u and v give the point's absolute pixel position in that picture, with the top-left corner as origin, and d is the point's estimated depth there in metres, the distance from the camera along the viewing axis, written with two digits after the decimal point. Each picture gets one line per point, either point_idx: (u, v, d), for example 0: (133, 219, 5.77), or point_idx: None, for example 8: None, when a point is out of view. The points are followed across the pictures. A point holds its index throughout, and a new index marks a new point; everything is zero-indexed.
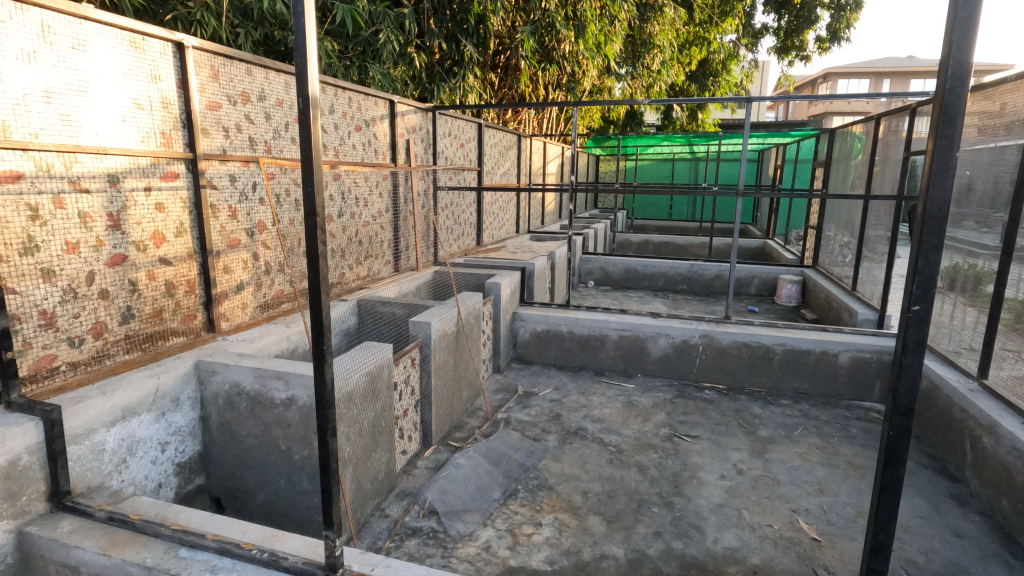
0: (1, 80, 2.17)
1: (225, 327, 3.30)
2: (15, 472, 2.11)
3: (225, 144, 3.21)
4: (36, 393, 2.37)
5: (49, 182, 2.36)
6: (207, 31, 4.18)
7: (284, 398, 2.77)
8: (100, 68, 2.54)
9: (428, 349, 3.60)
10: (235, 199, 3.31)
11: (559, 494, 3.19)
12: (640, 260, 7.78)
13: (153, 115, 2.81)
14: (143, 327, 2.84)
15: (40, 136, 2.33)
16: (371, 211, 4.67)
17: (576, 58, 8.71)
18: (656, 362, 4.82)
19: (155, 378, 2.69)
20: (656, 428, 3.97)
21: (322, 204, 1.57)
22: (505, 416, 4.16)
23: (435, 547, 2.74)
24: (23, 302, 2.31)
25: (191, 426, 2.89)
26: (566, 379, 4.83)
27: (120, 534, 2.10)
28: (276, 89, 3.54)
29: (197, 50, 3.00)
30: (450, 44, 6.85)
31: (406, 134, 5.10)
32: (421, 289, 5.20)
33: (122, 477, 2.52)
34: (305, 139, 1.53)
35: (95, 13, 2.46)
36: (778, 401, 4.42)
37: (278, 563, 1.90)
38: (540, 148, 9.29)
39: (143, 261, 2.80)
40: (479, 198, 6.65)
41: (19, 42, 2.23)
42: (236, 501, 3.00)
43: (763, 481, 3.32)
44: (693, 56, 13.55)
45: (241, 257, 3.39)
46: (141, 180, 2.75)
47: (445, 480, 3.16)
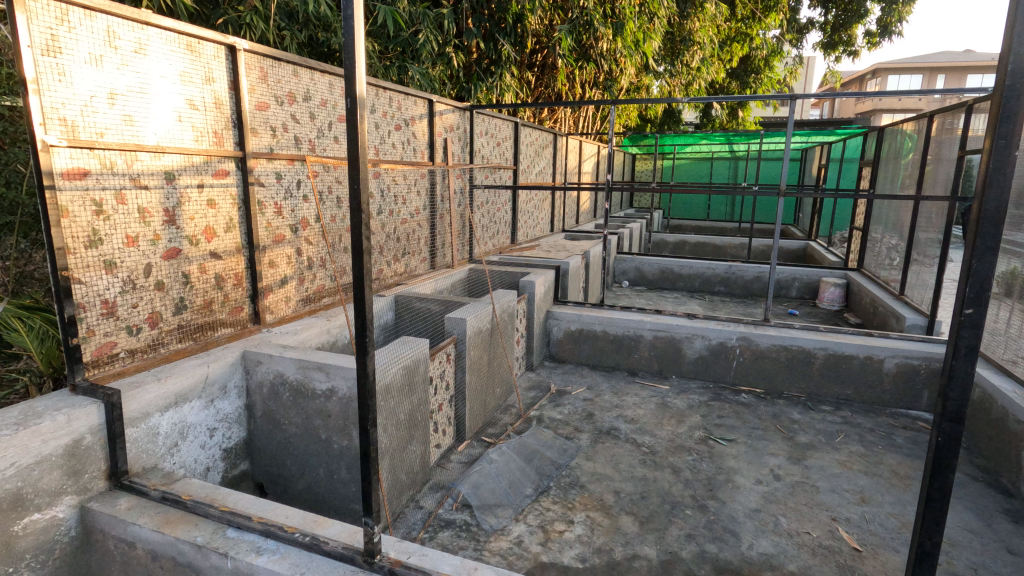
0: (71, 82, 2.31)
1: (270, 319, 3.43)
2: (79, 451, 2.25)
3: (273, 142, 3.33)
4: (98, 377, 2.51)
5: (113, 179, 2.50)
6: (256, 34, 4.33)
7: (325, 389, 2.86)
8: (159, 71, 2.68)
9: (463, 345, 3.65)
10: (281, 196, 3.43)
11: (591, 492, 3.19)
12: (676, 260, 7.68)
13: (206, 115, 2.93)
14: (194, 318, 2.97)
15: (105, 135, 2.46)
16: (410, 209, 4.76)
17: (614, 56, 8.65)
18: (691, 364, 4.75)
19: (205, 366, 2.81)
20: (691, 431, 3.92)
21: (367, 201, 1.62)
22: (538, 413, 4.18)
23: (468, 540, 2.79)
24: (88, 292, 2.45)
25: (237, 413, 3.02)
26: (599, 379, 4.82)
27: (173, 513, 2.21)
28: (320, 89, 3.65)
29: (248, 53, 3.12)
30: (488, 44, 6.92)
31: (444, 133, 5.18)
32: (456, 286, 5.27)
33: (174, 460, 2.66)
34: (352, 138, 1.58)
35: (156, 18, 2.59)
36: (819, 407, 4.31)
37: (319, 547, 1.97)
38: (575, 146, 9.26)
39: (195, 255, 2.93)
40: (514, 196, 6.69)
41: (87, 47, 2.36)
42: (278, 487, 3.11)
43: (801, 488, 3.25)
44: (734, 53, 13.22)
45: (285, 252, 3.51)
46: (195, 177, 2.88)
47: (478, 475, 3.20)
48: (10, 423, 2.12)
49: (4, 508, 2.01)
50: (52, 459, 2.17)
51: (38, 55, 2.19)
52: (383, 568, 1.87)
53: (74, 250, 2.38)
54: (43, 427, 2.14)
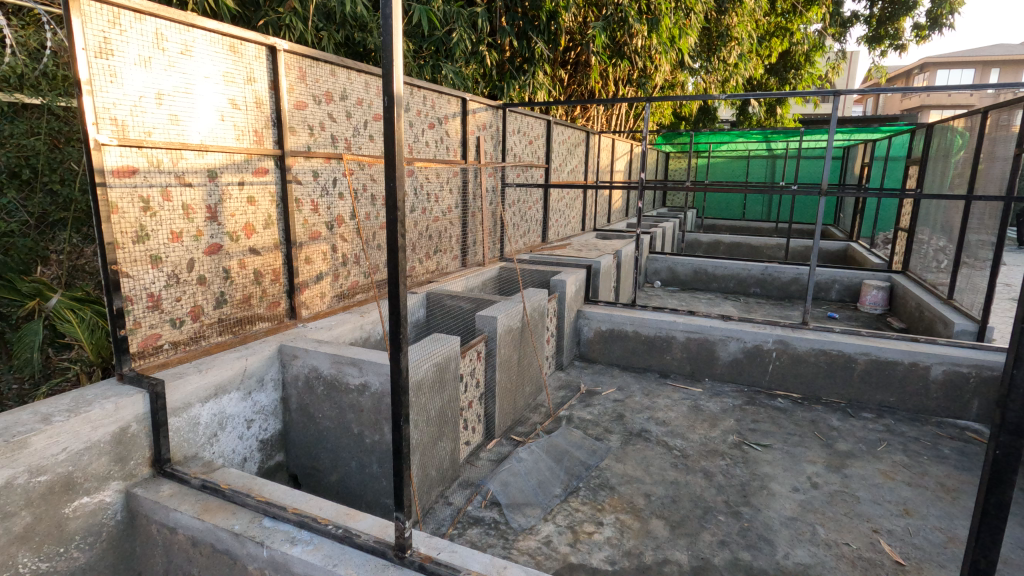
0: (122, 84, 2.40)
1: (305, 315, 3.50)
2: (125, 438, 2.34)
3: (310, 141, 3.39)
4: (144, 367, 2.61)
5: (159, 176, 2.59)
6: (295, 34, 4.43)
7: (358, 384, 2.90)
8: (203, 72, 2.75)
9: (494, 343, 3.65)
10: (317, 194, 3.49)
11: (621, 494, 3.16)
12: (710, 260, 7.53)
13: (247, 114, 3.01)
14: (234, 312, 3.06)
15: (153, 134, 2.55)
16: (442, 207, 4.80)
17: (649, 53, 8.54)
18: (726, 367, 4.65)
19: (243, 359, 2.89)
20: (724, 435, 3.84)
21: (403, 199, 1.63)
22: (567, 413, 4.15)
23: (496, 538, 2.79)
24: (135, 286, 2.54)
25: (273, 405, 3.10)
26: (630, 380, 4.76)
27: (211, 501, 2.28)
28: (357, 89, 3.71)
29: (288, 53, 3.19)
30: (521, 42, 6.92)
31: (476, 131, 5.19)
32: (486, 285, 5.29)
33: (213, 450, 2.74)
34: (389, 137, 1.59)
35: (201, 21, 2.67)
36: (859, 414, 4.16)
37: (351, 540, 1.99)
38: (608, 145, 9.17)
39: (235, 251, 3.02)
40: (546, 195, 6.67)
41: (137, 49, 2.45)
42: (311, 479, 3.17)
43: (840, 497, 3.14)
44: (774, 48, 12.74)
45: (321, 249, 3.58)
46: (236, 174, 2.96)
47: (507, 473, 3.21)
48: (63, 409, 2.22)
49: (56, 491, 2.11)
50: (100, 445, 2.26)
51: (92, 57, 2.27)
52: (413, 563, 1.88)
53: (123, 245, 2.47)
54: (92, 414, 2.23)
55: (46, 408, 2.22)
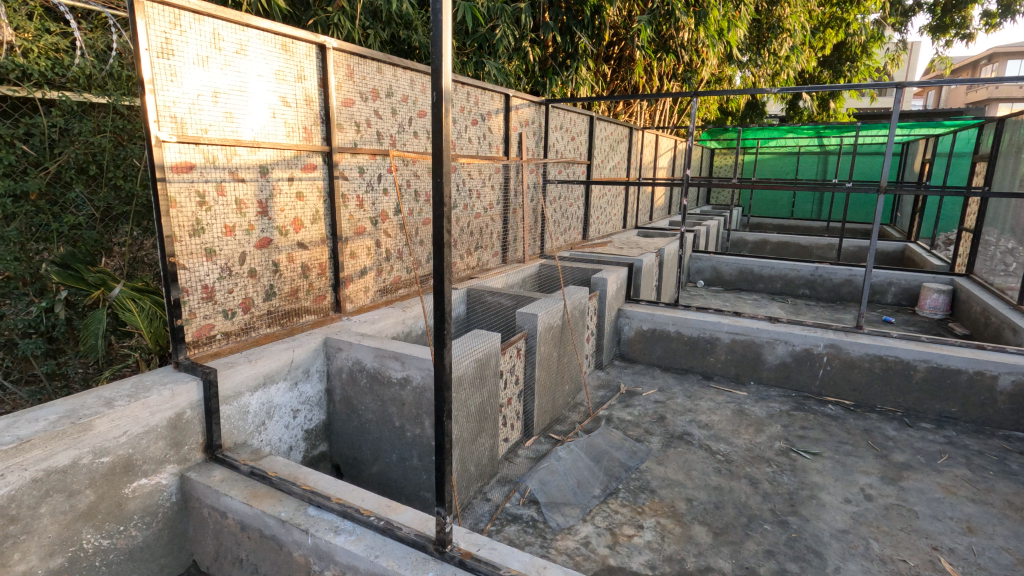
0: (181, 82, 2.49)
1: (350, 308, 3.57)
2: (181, 423, 2.44)
3: (357, 138, 3.45)
4: (198, 356, 2.71)
5: (214, 172, 2.68)
6: (343, 33, 4.51)
7: (400, 377, 2.93)
8: (256, 70, 2.82)
9: (535, 340, 3.63)
10: (363, 189, 3.55)
11: (662, 498, 3.09)
12: (757, 260, 7.29)
13: (297, 111, 3.07)
14: (282, 304, 3.14)
15: (209, 131, 2.63)
16: (484, 203, 4.81)
17: (695, 46, 8.34)
18: (773, 370, 4.49)
19: (291, 350, 2.96)
20: (771, 441, 3.71)
21: (450, 195, 1.63)
22: (607, 413, 4.10)
23: (534, 536, 2.77)
24: (191, 277, 2.64)
25: (319, 396, 3.17)
26: (671, 382, 4.66)
27: (260, 487, 2.35)
28: (402, 86, 3.75)
29: (337, 51, 3.24)
30: (565, 37, 6.86)
31: (519, 128, 5.18)
32: (526, 282, 5.27)
33: (261, 438, 2.83)
34: (437, 132, 1.59)
35: (255, 20, 2.74)
36: (917, 424, 3.95)
37: (393, 532, 2.02)
38: (652, 141, 8.99)
39: (284, 245, 3.10)
40: (587, 192, 6.59)
41: (195, 48, 2.53)
42: (353, 470, 3.23)
43: (896, 511, 2.99)
44: (828, 39, 12.26)
45: (366, 244, 3.64)
46: (286, 170, 3.04)
47: (546, 472, 3.19)
48: (124, 394, 2.33)
49: (117, 471, 2.22)
50: (158, 430, 2.36)
51: (154, 57, 2.37)
52: (453, 558, 1.89)
53: (180, 238, 2.57)
54: (151, 400, 2.33)
55: (109, 393, 2.34)
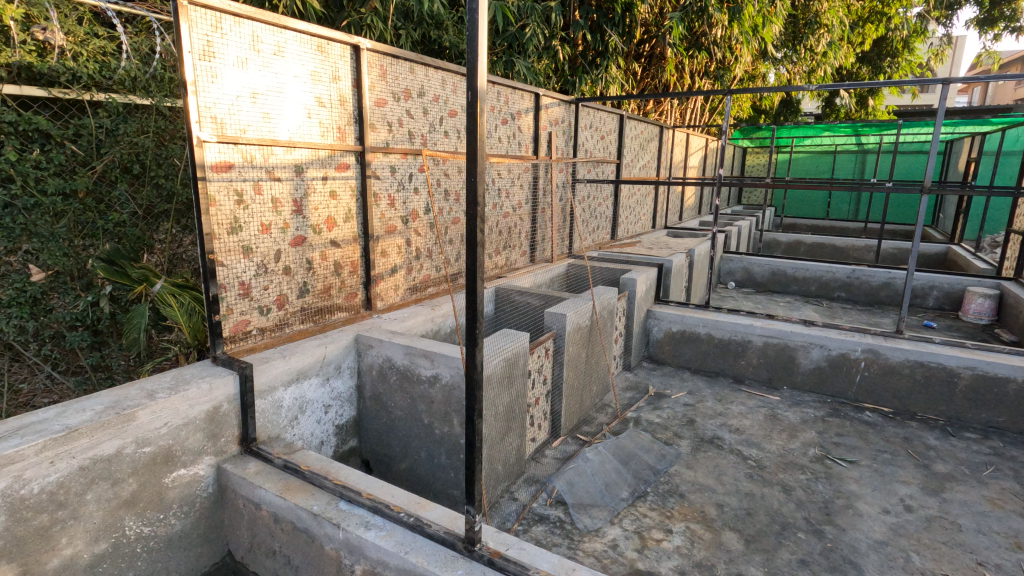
0: (221, 84, 2.55)
1: (380, 306, 3.62)
2: (218, 416, 2.50)
3: (389, 137, 3.49)
4: (235, 351, 2.78)
5: (252, 172, 2.74)
6: (375, 34, 4.57)
7: (429, 375, 2.96)
8: (293, 72, 2.88)
9: (563, 340, 3.62)
10: (394, 188, 3.59)
11: (691, 503, 3.04)
12: (790, 262, 7.12)
13: (332, 112, 3.12)
14: (316, 301, 3.20)
15: (247, 131, 2.69)
16: (513, 202, 4.81)
17: (728, 43, 8.20)
18: (807, 375, 4.38)
19: (323, 347, 3.01)
20: (805, 447, 3.61)
21: (483, 194, 1.63)
22: (635, 415, 4.05)
23: (562, 537, 2.76)
24: (229, 274, 2.71)
25: (349, 392, 3.22)
26: (701, 384, 4.59)
27: (293, 481, 2.39)
28: (434, 86, 3.78)
29: (371, 52, 3.28)
30: (595, 35, 6.81)
31: (549, 127, 5.17)
32: (554, 281, 5.26)
33: (294, 432, 2.88)
34: (472, 131, 1.59)
35: (293, 22, 2.79)
36: (960, 434, 3.79)
37: (422, 529, 2.03)
38: (682, 140, 8.86)
39: (318, 243, 3.15)
40: (616, 191, 6.55)
41: (235, 51, 2.59)
42: (382, 465, 3.27)
43: (938, 524, 2.88)
44: (868, 35, 11.85)
45: (396, 242, 3.68)
46: (320, 170, 3.09)
47: (574, 473, 3.17)
48: (165, 387, 2.40)
49: (158, 461, 2.29)
50: (196, 422, 2.43)
51: (196, 60, 2.43)
52: (482, 557, 1.89)
53: (219, 236, 2.63)
54: (190, 392, 2.40)
55: (150, 385, 2.42)
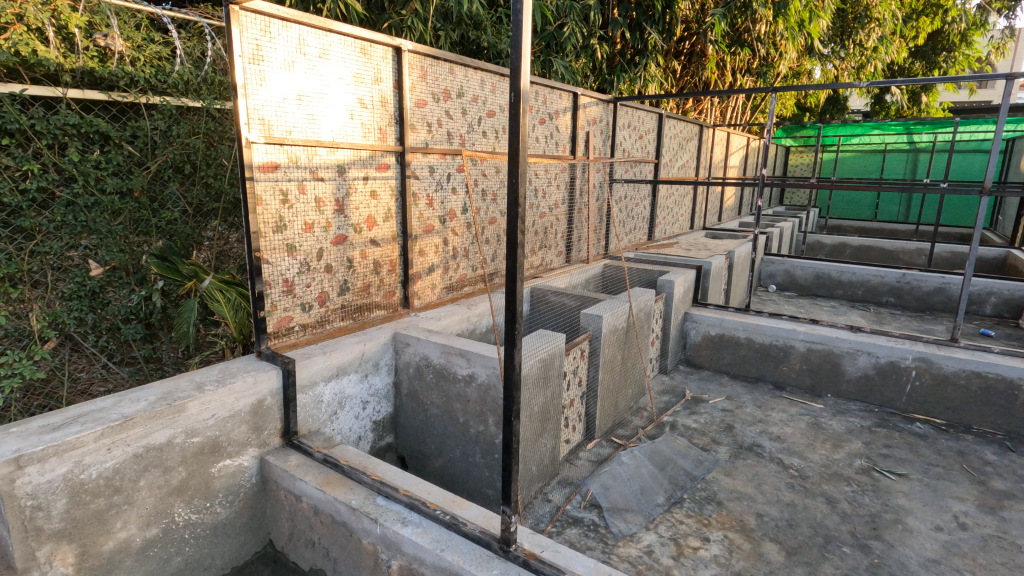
0: (269, 86, 2.62)
1: (417, 304, 3.66)
2: (262, 409, 2.58)
3: (428, 138, 3.53)
4: (278, 346, 2.86)
5: (296, 172, 2.81)
6: (415, 35, 4.63)
7: (465, 374, 2.97)
8: (336, 74, 2.94)
9: (598, 342, 3.59)
10: (432, 188, 3.63)
11: (730, 511, 2.97)
12: (835, 265, 6.90)
13: (373, 113, 3.17)
14: (355, 299, 3.26)
15: (293, 132, 2.76)
16: (549, 202, 4.79)
17: (772, 39, 7.98)
18: (853, 383, 4.22)
19: (362, 344, 3.06)
20: (850, 458, 3.48)
21: (525, 195, 1.63)
22: (671, 419, 3.99)
23: (596, 541, 2.74)
24: (273, 271, 2.78)
25: (386, 389, 3.27)
26: (740, 390, 4.48)
27: (332, 474, 2.45)
28: (473, 86, 3.80)
29: (412, 53, 3.32)
30: (634, 34, 6.72)
31: (587, 126, 5.14)
32: (590, 282, 5.22)
33: (333, 427, 2.95)
34: (515, 131, 1.59)
35: (337, 25, 2.84)
36: (1021, 449, 3.59)
37: (458, 527, 2.05)
38: (723, 139, 8.67)
39: (358, 242, 3.21)
40: (654, 191, 6.46)
41: (283, 54, 2.66)
42: (417, 462, 3.31)
43: (996, 543, 2.73)
44: (922, 28, 11.28)
45: (434, 242, 3.73)
46: (362, 170, 3.14)
47: (608, 476, 3.13)
48: (213, 380, 2.49)
49: (205, 451, 2.38)
50: (242, 414, 2.51)
51: (246, 63, 2.51)
52: (518, 558, 1.89)
53: (265, 234, 2.71)
54: (236, 385, 2.48)
55: (199, 377, 2.51)
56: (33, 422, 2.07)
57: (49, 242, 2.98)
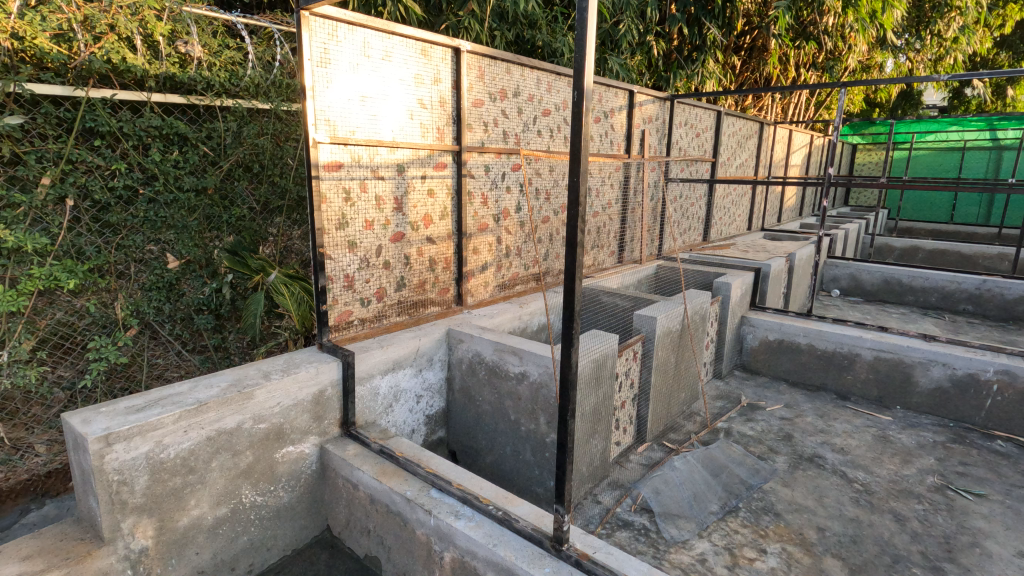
0: (335, 89, 2.72)
1: (470, 302, 3.72)
2: (323, 399, 2.68)
3: (484, 137, 3.58)
4: (338, 339, 2.96)
5: (359, 171, 2.90)
6: (471, 35, 4.69)
7: (518, 372, 2.99)
8: (398, 76, 3.01)
9: (652, 344, 3.53)
10: (487, 187, 3.67)
11: (788, 523, 2.86)
12: (907, 269, 6.51)
13: (432, 113, 3.24)
14: (411, 295, 3.33)
15: (356, 133, 2.85)
16: (603, 202, 4.75)
17: (841, 31, 7.61)
18: (925, 396, 3.97)
19: (417, 339, 3.13)
20: (921, 475, 3.28)
21: (585, 195, 1.62)
22: (726, 426, 3.87)
23: (647, 545, 2.70)
24: (335, 267, 2.88)
25: (439, 384, 3.33)
26: (800, 398, 4.30)
27: (387, 465, 2.52)
28: (529, 85, 3.81)
29: (470, 54, 3.37)
30: (692, 29, 6.56)
31: (642, 124, 5.06)
32: (643, 283, 5.15)
33: (388, 419, 3.03)
34: (577, 131, 1.59)
35: (400, 28, 2.92)
36: None
37: (510, 523, 2.06)
38: (784, 136, 8.33)
39: (415, 239, 3.28)
40: (710, 191, 6.29)
41: (349, 56, 2.75)
42: (468, 457, 3.36)
43: None
44: (1010, 15, 10.47)
45: (488, 240, 3.77)
46: (420, 169, 3.21)
47: (660, 480, 3.06)
48: (279, 369, 2.61)
49: (271, 438, 2.50)
50: (305, 403, 2.62)
51: (314, 67, 2.61)
52: (570, 558, 1.89)
53: (328, 231, 2.81)
54: (300, 375, 2.58)
55: (266, 367, 2.64)
56: (120, 402, 2.23)
57: (133, 236, 3.19)
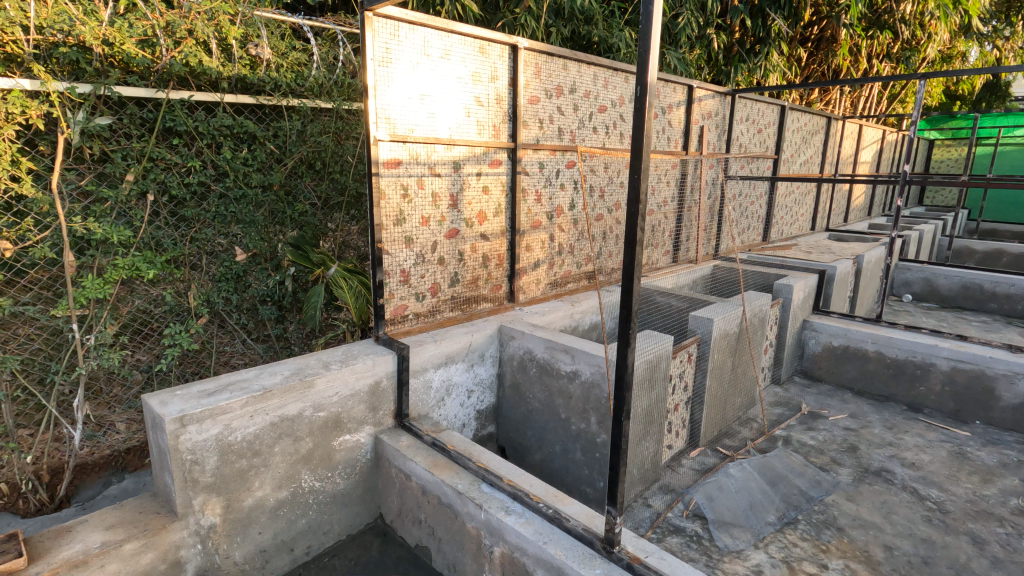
0: (395, 88, 2.78)
1: (522, 299, 3.73)
2: (378, 390, 2.76)
3: (540, 134, 3.57)
4: (394, 333, 3.03)
5: (416, 168, 2.95)
6: (527, 32, 4.67)
7: (569, 371, 2.97)
8: (455, 74, 3.04)
9: (707, 346, 3.43)
10: (542, 184, 3.67)
11: (852, 539, 2.72)
12: (990, 275, 6.05)
13: (488, 111, 3.26)
14: (465, 291, 3.37)
15: (415, 131, 2.91)
16: (658, 199, 4.65)
17: (920, 19, 7.13)
18: (1009, 412, 3.67)
19: (470, 335, 3.16)
20: (1003, 496, 3.05)
21: (646, 192, 1.59)
22: (784, 434, 3.72)
23: (699, 553, 2.62)
24: (393, 262, 2.95)
25: (490, 379, 3.36)
26: (866, 408, 4.08)
27: (439, 458, 2.56)
28: (585, 81, 3.77)
29: (527, 51, 3.36)
30: (755, 20, 6.32)
31: (701, 120, 4.92)
32: (698, 283, 5.02)
33: (440, 412, 3.08)
34: (638, 128, 1.56)
35: (459, 26, 2.94)
36: None
37: (560, 522, 2.05)
38: (853, 131, 7.90)
39: (469, 236, 3.32)
40: (771, 189, 6.05)
41: (409, 55, 2.80)
42: (517, 453, 3.37)
43: None
44: None
45: (541, 237, 3.76)
46: (476, 166, 3.25)
47: (714, 487, 3.01)
48: (338, 360, 2.70)
49: (329, 425, 2.59)
50: (361, 394, 2.69)
51: (376, 66, 2.67)
52: (621, 561, 1.86)
53: (387, 226, 2.88)
54: (357, 366, 2.66)
55: (326, 357, 2.73)
56: (193, 386, 2.36)
57: (205, 230, 3.36)
